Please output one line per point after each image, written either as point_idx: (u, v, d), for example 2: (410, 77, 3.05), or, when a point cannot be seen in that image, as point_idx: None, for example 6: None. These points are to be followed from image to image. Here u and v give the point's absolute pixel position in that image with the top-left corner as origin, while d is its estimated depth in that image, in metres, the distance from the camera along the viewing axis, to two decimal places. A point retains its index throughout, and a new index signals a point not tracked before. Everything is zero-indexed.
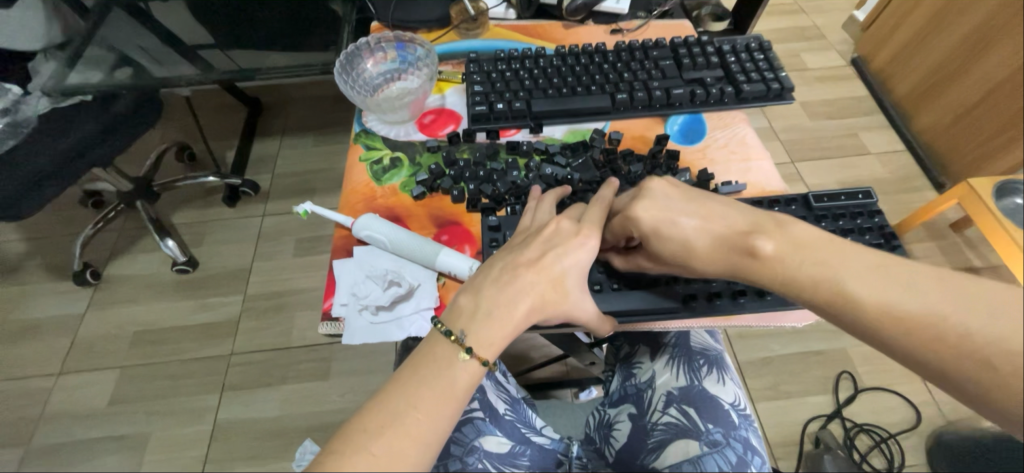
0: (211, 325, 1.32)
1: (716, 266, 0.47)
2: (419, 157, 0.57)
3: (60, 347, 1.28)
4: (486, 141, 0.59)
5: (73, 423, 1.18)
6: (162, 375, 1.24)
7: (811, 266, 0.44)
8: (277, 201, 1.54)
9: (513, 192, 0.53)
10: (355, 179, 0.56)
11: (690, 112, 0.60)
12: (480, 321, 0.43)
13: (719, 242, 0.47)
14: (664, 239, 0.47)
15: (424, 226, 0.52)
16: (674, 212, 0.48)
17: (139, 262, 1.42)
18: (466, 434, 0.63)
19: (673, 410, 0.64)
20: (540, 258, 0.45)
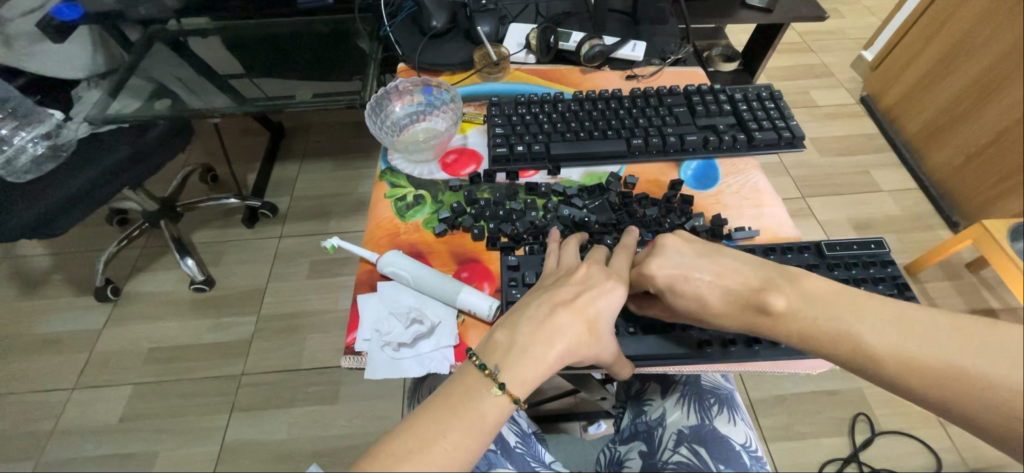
0: (224, 344, 1.34)
1: (736, 320, 0.49)
2: (441, 196, 0.60)
3: (77, 362, 1.31)
4: (505, 181, 0.61)
5: (83, 439, 1.19)
6: (174, 393, 1.26)
7: (826, 323, 0.45)
8: (295, 222, 1.58)
9: (532, 232, 0.55)
10: (380, 215, 0.58)
11: (703, 158, 0.62)
12: (517, 358, 0.44)
13: (736, 297, 0.49)
14: (680, 294, 0.49)
15: (445, 264, 0.54)
16: (686, 268, 0.49)
17: (159, 280, 1.46)
18: (477, 465, 0.62)
19: (684, 450, 0.64)
20: (575, 299, 0.47)
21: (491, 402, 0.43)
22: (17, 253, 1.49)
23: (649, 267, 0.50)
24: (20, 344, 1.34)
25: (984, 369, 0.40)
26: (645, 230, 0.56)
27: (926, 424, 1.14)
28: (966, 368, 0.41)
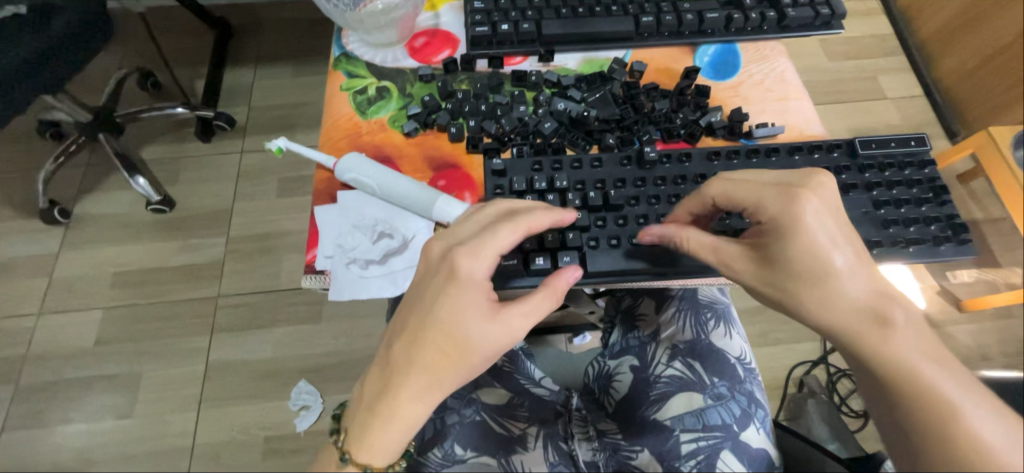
0: (195, 267, 1.27)
1: (835, 308, 0.43)
2: (409, 88, 0.50)
3: (37, 287, 1.24)
4: (487, 69, 0.51)
5: (61, 362, 1.17)
6: (148, 316, 1.21)
7: (918, 349, 0.42)
8: (255, 136, 1.43)
9: (522, 133, 0.47)
10: (337, 112, 0.48)
11: (722, 41, 0.52)
12: (366, 420, 0.43)
13: (867, 292, 0.43)
14: (812, 257, 0.42)
15: (414, 169, 0.46)
16: (827, 237, 0.42)
17: (111, 200, 1.34)
18: (464, 387, 0.65)
19: (678, 364, 0.63)
20: (405, 328, 0.42)
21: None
22: None
23: (801, 204, 0.42)
24: None
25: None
26: (655, 128, 0.48)
27: None
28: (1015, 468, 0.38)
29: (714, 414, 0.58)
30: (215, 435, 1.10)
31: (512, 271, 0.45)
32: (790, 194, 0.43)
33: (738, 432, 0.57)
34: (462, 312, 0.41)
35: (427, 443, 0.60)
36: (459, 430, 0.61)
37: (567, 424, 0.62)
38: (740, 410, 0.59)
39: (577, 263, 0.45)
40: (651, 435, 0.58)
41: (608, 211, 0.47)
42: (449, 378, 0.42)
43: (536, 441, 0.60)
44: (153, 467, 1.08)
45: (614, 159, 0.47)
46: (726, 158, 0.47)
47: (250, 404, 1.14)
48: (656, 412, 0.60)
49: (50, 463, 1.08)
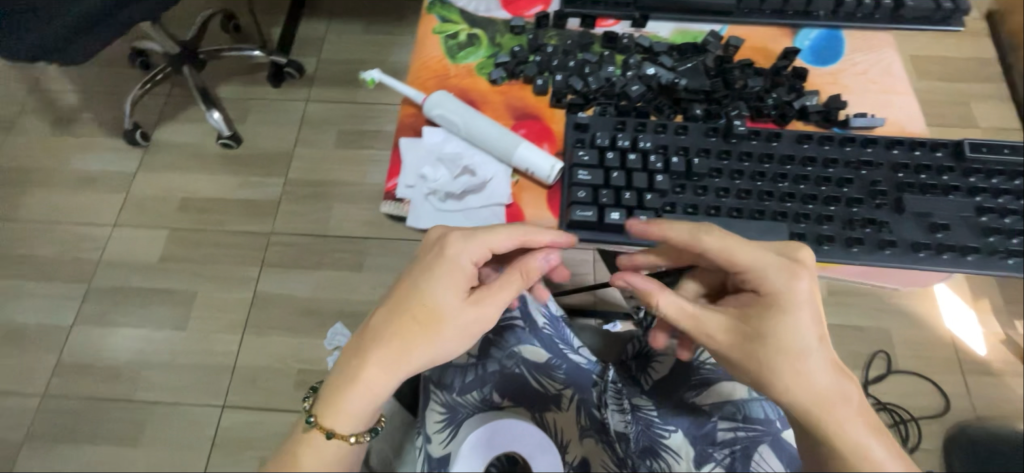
0: (254, 203, 1.34)
1: (807, 391, 0.46)
2: (499, 38, 0.57)
3: (115, 201, 1.34)
4: (578, 28, 0.58)
5: (129, 272, 1.27)
6: (208, 242, 1.30)
7: (868, 440, 0.45)
8: (321, 87, 1.48)
9: (612, 93, 0.54)
10: (429, 54, 0.57)
11: (829, 28, 0.59)
12: (341, 387, 0.46)
13: (835, 376, 0.47)
14: (793, 334, 0.47)
15: (500, 116, 0.54)
16: (808, 314, 0.47)
17: (186, 131, 1.43)
18: (507, 340, 0.68)
19: None
20: (397, 320, 0.48)
21: (326, 449, 0.46)
22: None
23: (797, 281, 0.47)
24: None
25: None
26: (745, 105, 0.55)
27: (948, 369, 1.12)
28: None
29: (756, 407, 0.64)
30: (255, 360, 1.18)
31: (590, 224, 0.50)
32: (790, 270, 0.48)
33: (778, 429, 0.62)
34: (438, 282, 0.49)
35: (467, 386, 0.64)
36: (500, 381, 0.65)
37: (601, 394, 0.66)
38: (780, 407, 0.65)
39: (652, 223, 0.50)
40: (688, 418, 0.64)
41: (689, 179, 0.52)
42: (418, 350, 0.47)
43: (570, 403, 0.65)
44: (199, 378, 1.17)
45: (700, 128, 0.53)
46: (816, 142, 0.53)
47: (289, 336, 1.20)
48: (696, 397, 0.66)
49: (111, 360, 1.19)
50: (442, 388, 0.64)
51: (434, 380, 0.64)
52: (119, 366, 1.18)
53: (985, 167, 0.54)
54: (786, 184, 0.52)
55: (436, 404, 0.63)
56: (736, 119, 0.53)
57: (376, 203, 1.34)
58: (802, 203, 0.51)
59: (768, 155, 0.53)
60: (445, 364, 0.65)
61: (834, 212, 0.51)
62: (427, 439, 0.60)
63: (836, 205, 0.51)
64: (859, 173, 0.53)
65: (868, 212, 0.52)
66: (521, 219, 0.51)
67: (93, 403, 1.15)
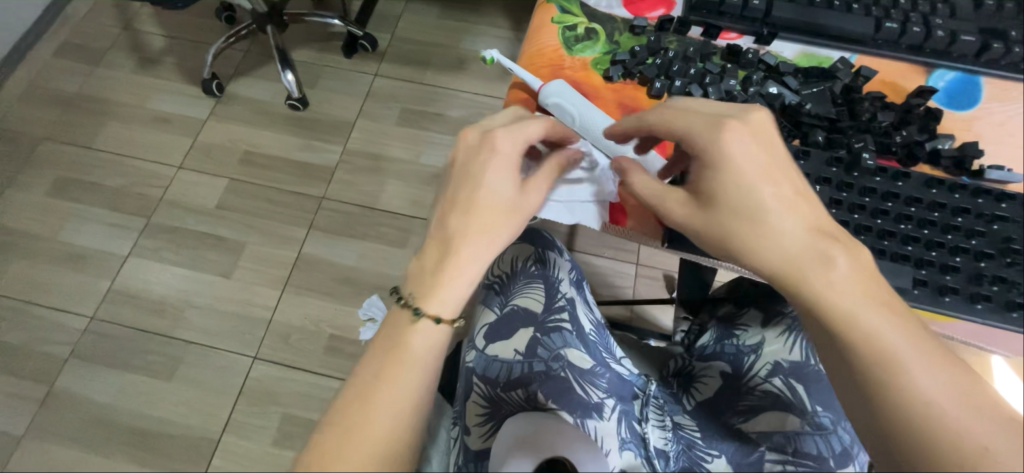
0: (311, 166, 1.38)
1: (771, 254, 0.44)
2: (617, 37, 0.60)
3: (183, 144, 1.40)
4: (699, 37, 0.60)
5: (185, 213, 1.32)
6: (262, 197, 1.34)
7: (853, 298, 0.41)
8: (391, 64, 1.50)
9: (730, 107, 0.55)
10: (546, 43, 0.60)
11: (967, 71, 0.58)
12: (432, 286, 0.46)
13: (802, 233, 0.44)
14: (742, 187, 0.45)
15: (614, 113, 0.57)
16: (747, 162, 0.46)
17: (258, 87, 1.47)
18: (553, 341, 0.64)
19: (778, 381, 0.63)
20: (470, 198, 0.48)
21: (428, 338, 0.45)
22: (135, 27, 1.53)
23: (724, 133, 0.46)
24: (133, 114, 1.43)
25: (950, 410, 0.38)
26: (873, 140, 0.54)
27: None
28: (931, 402, 0.39)
29: (811, 442, 0.58)
30: (290, 318, 1.21)
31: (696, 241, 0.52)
32: (719, 124, 0.47)
33: (831, 468, 0.57)
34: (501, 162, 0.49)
35: (511, 383, 0.61)
36: (543, 381, 0.60)
37: (644, 408, 0.63)
38: (841, 447, 0.58)
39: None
40: (734, 445, 0.60)
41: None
42: (501, 219, 0.48)
43: (612, 413, 0.60)
44: (235, 326, 1.20)
45: (822, 157, 0.52)
46: (941, 188, 0.52)
47: (325, 300, 1.23)
48: (742, 423, 0.61)
49: (157, 294, 1.23)
50: (485, 382, 0.61)
51: (477, 372, 0.62)
52: (163, 302, 1.23)
53: None
54: (910, 226, 0.50)
55: (477, 397, 0.60)
56: (864, 152, 0.52)
57: (427, 184, 1.35)
58: (925, 249, 0.49)
59: (893, 194, 0.51)
60: (490, 359, 0.63)
61: (959, 264, 0.49)
62: (465, 430, 0.58)
63: (963, 257, 0.49)
64: (991, 227, 0.50)
65: (997, 270, 0.49)
66: (625, 221, 0.56)
67: (134, 333, 1.19)
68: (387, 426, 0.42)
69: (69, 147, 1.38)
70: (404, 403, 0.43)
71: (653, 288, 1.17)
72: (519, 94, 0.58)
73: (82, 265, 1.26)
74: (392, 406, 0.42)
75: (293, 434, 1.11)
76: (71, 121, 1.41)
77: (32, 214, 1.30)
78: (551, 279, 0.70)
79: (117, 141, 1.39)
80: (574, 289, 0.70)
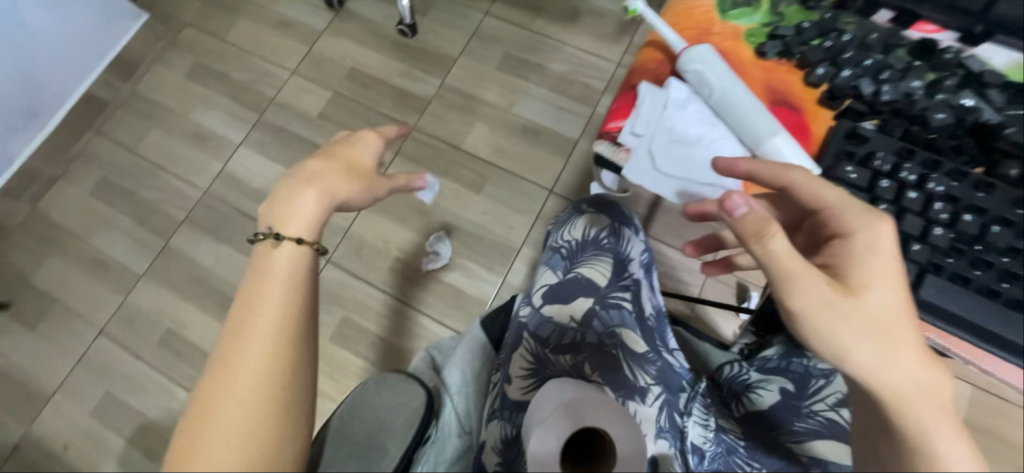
0: (408, 94, 1.41)
1: (888, 356, 0.47)
2: (784, 9, 0.59)
3: (299, 51, 1.48)
4: (887, 23, 0.56)
5: (291, 117, 1.42)
6: (358, 115, 1.40)
7: (929, 417, 0.47)
8: (504, 4, 1.46)
9: (909, 113, 0.54)
10: (700, 5, 0.62)
11: None
12: (288, 207, 0.58)
13: (916, 354, 0.47)
14: (882, 293, 0.48)
15: (758, 92, 0.59)
16: (890, 273, 0.49)
17: (374, 7, 1.50)
18: (609, 316, 0.62)
19: (846, 413, 0.57)
20: (325, 165, 0.61)
21: (281, 257, 0.57)
22: None
23: (884, 237, 0.49)
24: (262, 14, 1.53)
25: None
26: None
27: None
28: None
29: None
30: (363, 233, 1.29)
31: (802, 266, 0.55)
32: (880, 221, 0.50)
33: None
34: (361, 147, 0.64)
35: (562, 347, 0.60)
36: (592, 354, 0.59)
37: (688, 402, 0.59)
38: None
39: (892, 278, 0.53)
40: (778, 461, 0.56)
41: (970, 245, 0.52)
42: (349, 185, 0.61)
43: (656, 401, 0.57)
44: None
45: (1009, 195, 0.52)
46: None
47: (396, 224, 1.29)
48: (793, 443, 0.57)
49: (257, 184, 1.37)
50: (534, 339, 0.61)
51: (528, 329, 0.62)
52: (261, 192, 1.36)
53: None
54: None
55: (524, 352, 0.60)
56: None
57: (514, 135, 1.34)
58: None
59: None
60: (544, 319, 0.62)
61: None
62: (508, 379, 0.59)
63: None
64: None
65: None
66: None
67: (234, 213, 1.35)
68: (252, 353, 0.53)
69: (206, 35, 1.52)
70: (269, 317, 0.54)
71: (721, 293, 1.11)
72: (654, 55, 0.62)
73: (203, 143, 1.42)
74: (248, 349, 0.53)
75: (348, 335, 1.23)
76: (210, 11, 1.54)
77: (171, 91, 1.47)
78: (621, 254, 0.67)
79: (246, 37, 1.51)
80: (642, 271, 0.67)
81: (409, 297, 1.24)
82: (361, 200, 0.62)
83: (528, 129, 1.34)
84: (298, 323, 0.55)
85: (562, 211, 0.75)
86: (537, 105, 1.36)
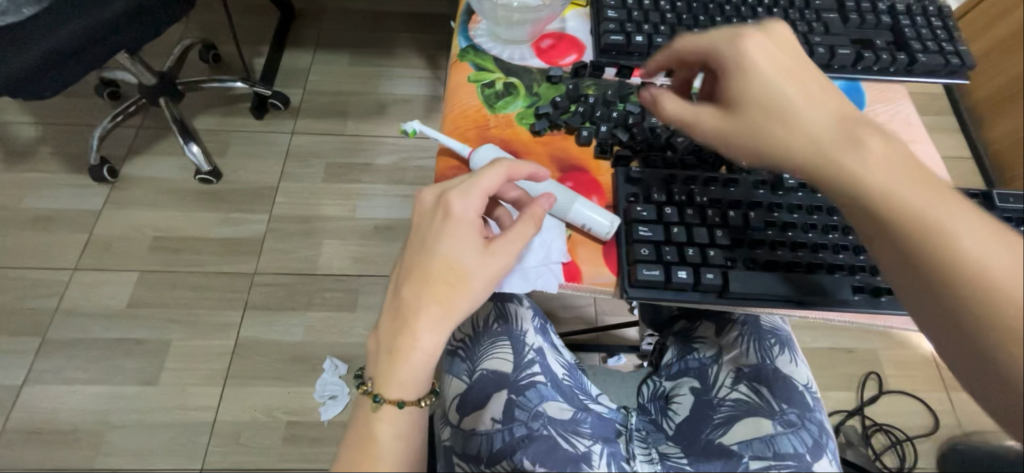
0: (234, 241, 1.26)
1: (796, 140, 0.43)
2: (536, 87, 0.61)
3: (76, 242, 1.23)
4: (614, 77, 0.62)
5: (90, 321, 1.15)
6: (181, 285, 1.20)
7: (891, 184, 0.40)
8: (307, 119, 1.43)
9: (658, 144, 0.57)
10: (467, 103, 0.60)
11: (849, 79, 0.62)
12: (388, 362, 0.45)
13: (826, 121, 0.43)
14: (764, 88, 0.45)
15: (547, 166, 0.57)
16: (768, 62, 0.45)
17: (159, 164, 1.34)
18: (529, 399, 0.59)
19: (744, 387, 0.63)
20: (427, 275, 0.46)
21: (386, 424, 0.45)
22: None
23: (744, 42, 0.46)
24: (7, 218, 1.24)
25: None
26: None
27: (933, 388, 1.15)
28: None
29: (785, 441, 0.57)
30: (236, 414, 1.08)
31: (656, 283, 0.49)
32: (740, 34, 0.47)
33: (809, 464, 0.56)
34: (458, 229, 0.47)
35: (494, 456, 0.55)
36: (528, 447, 0.54)
37: (629, 445, 0.60)
38: (813, 440, 0.58)
39: (721, 282, 0.49)
40: (719, 461, 0.56)
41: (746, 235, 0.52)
42: (458, 307, 0.45)
43: (601, 460, 0.54)
44: (172, 439, 1.05)
45: (748, 182, 0.55)
46: None
47: (274, 385, 1.12)
48: (722, 436, 0.60)
49: (65, 423, 1.05)
50: (467, 460, 0.56)
51: (457, 451, 0.57)
52: (75, 429, 1.05)
53: (1016, 216, 0.55)
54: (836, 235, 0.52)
55: None
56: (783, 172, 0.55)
57: (368, 238, 1.29)
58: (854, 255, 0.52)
59: (815, 206, 0.54)
60: (467, 434, 0.58)
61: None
62: None
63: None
64: None
65: None
66: (580, 275, 0.51)
67: None
68: None
69: None
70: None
71: (614, 302, 1.19)
72: (450, 162, 0.56)
73: None
74: None
75: None
76: None
77: None
78: (516, 332, 0.65)
79: None
80: (541, 337, 0.66)
81: (316, 459, 1.05)
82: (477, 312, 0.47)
83: (380, 227, 1.30)
84: None
85: None
86: (379, 203, 1.34)
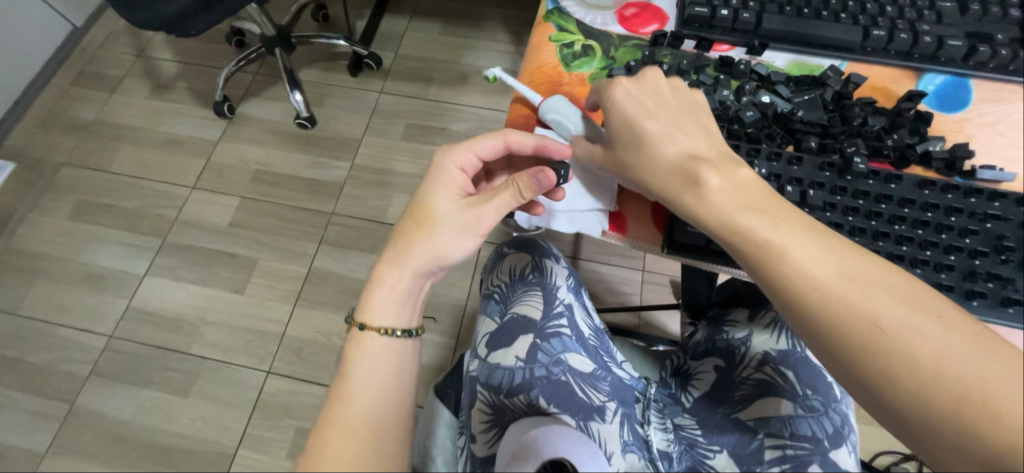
0: (319, 183, 1.41)
1: (661, 171, 0.49)
2: (612, 51, 0.63)
3: (196, 165, 1.44)
4: (693, 50, 0.62)
5: (200, 232, 1.35)
6: (273, 215, 1.37)
7: (736, 206, 0.46)
8: (396, 81, 1.54)
9: (725, 116, 0.55)
10: (545, 60, 0.63)
11: (955, 73, 0.59)
12: (367, 290, 0.50)
13: (680, 154, 0.49)
14: (645, 143, 0.50)
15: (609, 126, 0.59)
16: (639, 114, 0.51)
17: (268, 107, 1.52)
18: (552, 346, 0.62)
19: (767, 369, 0.60)
20: (408, 218, 0.53)
21: (369, 343, 0.48)
22: (150, 54, 1.59)
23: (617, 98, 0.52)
24: (149, 138, 1.48)
25: (857, 297, 0.42)
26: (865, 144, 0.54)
27: None
28: (855, 301, 0.42)
29: (805, 424, 0.54)
30: (302, 332, 1.23)
31: (699, 243, 0.52)
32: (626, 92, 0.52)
33: (828, 449, 0.53)
34: (443, 184, 0.54)
35: (514, 388, 0.59)
36: (545, 386, 0.58)
37: (644, 410, 0.61)
38: (833, 428, 0.55)
39: None
40: (734, 436, 0.56)
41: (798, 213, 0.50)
42: (422, 246, 0.51)
43: (614, 416, 0.58)
44: (249, 342, 1.22)
45: (815, 161, 0.52)
46: (940, 190, 0.51)
47: (335, 314, 1.25)
48: (738, 411, 0.58)
49: (172, 312, 1.26)
50: (488, 389, 0.59)
51: (481, 380, 0.61)
52: (178, 319, 1.25)
53: None
54: (904, 226, 0.49)
55: (481, 405, 0.59)
56: (856, 156, 0.51)
57: None
58: (920, 248, 0.48)
59: (887, 195, 0.51)
60: (492, 366, 0.61)
61: (954, 261, 0.48)
62: (471, 438, 0.58)
63: (957, 254, 0.48)
64: (986, 225, 0.50)
65: (991, 267, 0.48)
66: (623, 226, 0.56)
67: (150, 350, 1.22)
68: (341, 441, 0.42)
69: (87, 170, 1.43)
70: (356, 417, 0.44)
71: (661, 294, 1.18)
72: (523, 109, 0.62)
73: (101, 285, 1.30)
74: (343, 422, 0.44)
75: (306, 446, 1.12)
76: (89, 146, 1.46)
77: (54, 238, 1.35)
78: (549, 285, 0.67)
79: (134, 163, 1.44)
80: (572, 295, 0.68)
81: None
82: (442, 256, 0.51)
83: None
84: (394, 410, 0.45)
85: (488, 259, 0.76)
86: None
